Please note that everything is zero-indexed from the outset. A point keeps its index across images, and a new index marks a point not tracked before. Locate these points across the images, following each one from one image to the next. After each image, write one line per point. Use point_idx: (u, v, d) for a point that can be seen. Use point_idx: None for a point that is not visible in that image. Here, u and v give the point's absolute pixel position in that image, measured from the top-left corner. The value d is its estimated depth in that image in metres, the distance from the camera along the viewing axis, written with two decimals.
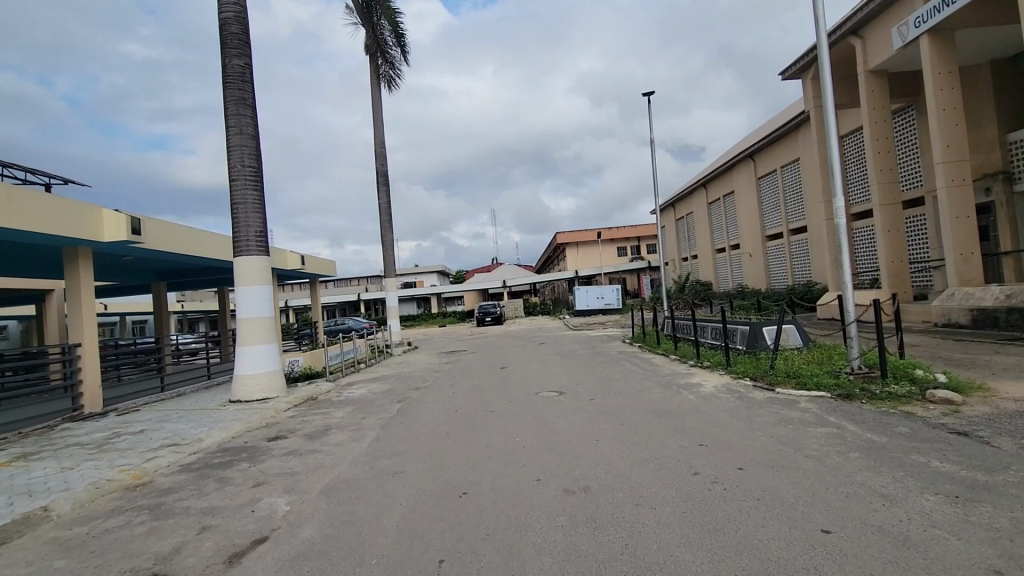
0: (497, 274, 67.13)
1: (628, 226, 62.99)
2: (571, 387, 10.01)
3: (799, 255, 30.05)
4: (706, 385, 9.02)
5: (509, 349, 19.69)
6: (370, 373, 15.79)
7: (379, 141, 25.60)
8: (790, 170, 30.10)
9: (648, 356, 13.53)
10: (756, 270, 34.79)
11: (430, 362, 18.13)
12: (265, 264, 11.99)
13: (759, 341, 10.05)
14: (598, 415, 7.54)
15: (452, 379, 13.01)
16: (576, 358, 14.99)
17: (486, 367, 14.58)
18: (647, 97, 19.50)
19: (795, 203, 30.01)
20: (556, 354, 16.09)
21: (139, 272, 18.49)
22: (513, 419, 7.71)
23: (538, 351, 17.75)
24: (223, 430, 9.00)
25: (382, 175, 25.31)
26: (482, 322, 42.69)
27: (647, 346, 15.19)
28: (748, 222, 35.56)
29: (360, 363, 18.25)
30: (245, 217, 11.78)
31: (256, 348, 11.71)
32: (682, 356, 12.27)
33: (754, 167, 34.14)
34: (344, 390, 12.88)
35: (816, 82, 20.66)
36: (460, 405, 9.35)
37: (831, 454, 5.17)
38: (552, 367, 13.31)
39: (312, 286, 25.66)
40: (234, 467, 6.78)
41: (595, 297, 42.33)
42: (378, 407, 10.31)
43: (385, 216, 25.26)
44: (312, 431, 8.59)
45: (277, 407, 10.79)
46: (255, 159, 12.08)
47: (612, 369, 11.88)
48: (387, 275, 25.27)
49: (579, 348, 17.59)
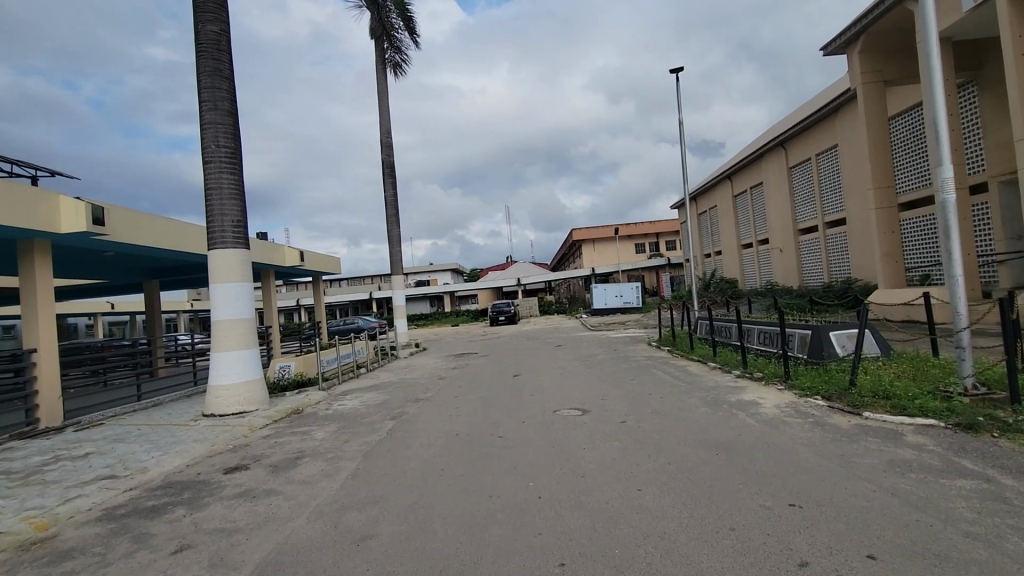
0: (512, 272, 65.53)
1: (647, 222, 60.93)
2: (596, 404, 8.32)
3: (836, 250, 27.91)
4: (766, 404, 7.27)
5: (523, 353, 18.04)
6: (368, 380, 14.28)
7: (384, 131, 24.14)
8: (826, 157, 27.96)
9: (682, 363, 11.78)
10: (787, 266, 32.64)
11: (436, 367, 16.57)
12: (244, 257, 10.54)
13: (824, 348, 8.25)
14: (635, 447, 5.83)
15: (457, 389, 11.40)
16: (599, 363, 13.30)
17: (497, 374, 12.96)
18: (677, 72, 17.58)
19: (832, 193, 27.85)
20: (575, 360, 14.40)
21: (126, 269, 17.23)
22: (525, 452, 6.04)
23: (555, 355, 16.09)
24: (178, 456, 7.50)
25: (388, 167, 23.87)
26: (496, 321, 41.09)
27: (679, 351, 13.45)
28: (779, 215, 33.42)
29: (361, 367, 16.70)
30: (220, 204, 10.31)
31: (233, 353, 10.25)
32: (725, 364, 10.53)
33: (786, 156, 31.99)
34: (335, 401, 11.36)
35: (864, 57, 18.60)
36: (462, 426, 7.71)
37: (1006, 534, 3.40)
38: (572, 375, 11.65)
39: (315, 283, 24.26)
40: (164, 516, 5.24)
41: (614, 295, 40.48)
42: (368, 425, 8.73)
43: (392, 209, 23.82)
44: (281, 458, 7.05)
45: (253, 422, 9.31)
46: (232, 139, 10.59)
47: (643, 380, 10.16)
48: (394, 272, 23.79)
49: (601, 351, 15.88)
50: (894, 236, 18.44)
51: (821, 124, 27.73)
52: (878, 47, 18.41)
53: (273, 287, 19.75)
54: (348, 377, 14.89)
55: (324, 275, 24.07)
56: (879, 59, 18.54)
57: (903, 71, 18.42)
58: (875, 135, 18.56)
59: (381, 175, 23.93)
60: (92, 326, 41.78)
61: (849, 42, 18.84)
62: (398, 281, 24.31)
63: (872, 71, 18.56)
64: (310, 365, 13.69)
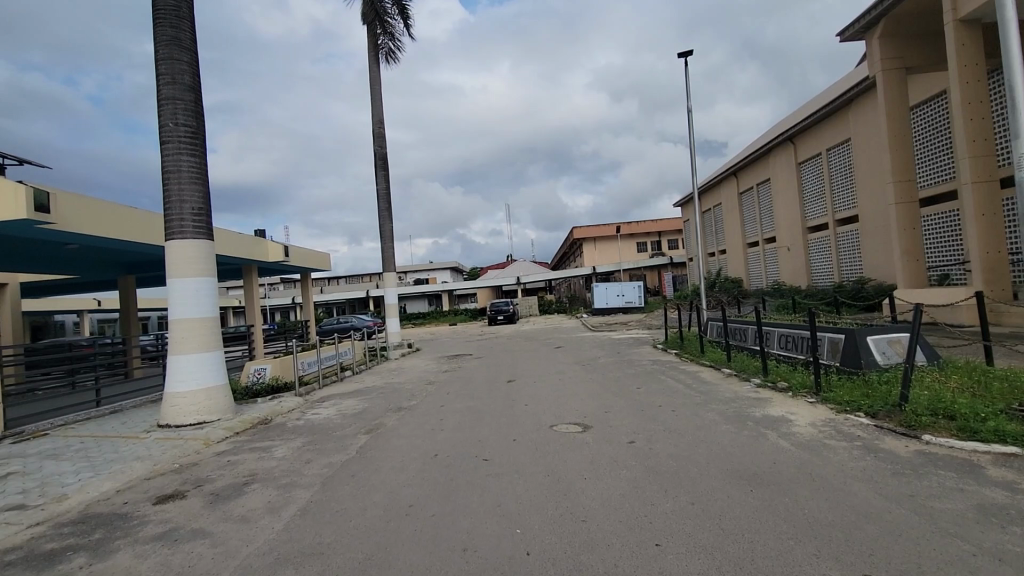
0: (512, 271, 64.47)
1: (650, 220, 59.83)
2: (599, 417, 7.24)
3: (846, 249, 26.83)
4: (799, 422, 6.17)
5: (520, 355, 16.97)
6: (352, 385, 13.21)
7: (377, 121, 23.05)
8: (838, 152, 26.88)
9: (693, 370, 10.68)
10: (795, 265, 31.57)
11: (426, 370, 15.46)
12: (206, 248, 9.49)
13: (862, 357, 7.13)
14: (648, 479, 4.75)
15: (444, 396, 10.30)
16: (601, 368, 12.18)
17: (490, 380, 11.87)
18: (685, 55, 16.46)
19: (844, 189, 26.77)
20: (576, 363, 13.29)
21: (96, 264, 16.17)
22: (513, 484, 4.96)
23: (554, 358, 14.98)
24: (110, 479, 6.41)
25: (380, 159, 22.80)
26: (495, 320, 40.01)
27: (689, 355, 12.36)
28: (787, 212, 32.35)
29: (347, 369, 15.57)
30: (178, 190, 9.24)
31: (192, 357, 9.15)
32: (742, 372, 9.46)
33: (794, 151, 30.90)
34: (310, 409, 10.29)
35: (884, 42, 17.49)
36: (443, 445, 6.61)
37: None
38: (572, 381, 10.54)
39: (303, 280, 23.18)
40: (55, 569, 4.15)
41: (616, 294, 39.39)
42: (338, 439, 7.64)
43: (384, 204, 22.74)
44: (225, 484, 5.96)
45: (210, 435, 8.23)
46: (193, 117, 9.52)
47: (651, 389, 9.04)
48: (386, 269, 22.70)
49: (604, 354, 14.78)
50: (914, 232, 17.34)
51: (833, 117, 26.62)
52: (898, 31, 17.31)
53: (256, 284, 18.66)
54: (330, 381, 13.79)
55: (313, 272, 22.99)
56: (899, 43, 17.44)
57: (926, 56, 17.31)
58: (896, 124, 17.46)
59: (373, 167, 22.85)
60: (81, 323, 40.70)
61: (867, 27, 17.73)
62: (390, 278, 23.17)
63: (892, 57, 17.44)
64: (287, 369, 12.58)
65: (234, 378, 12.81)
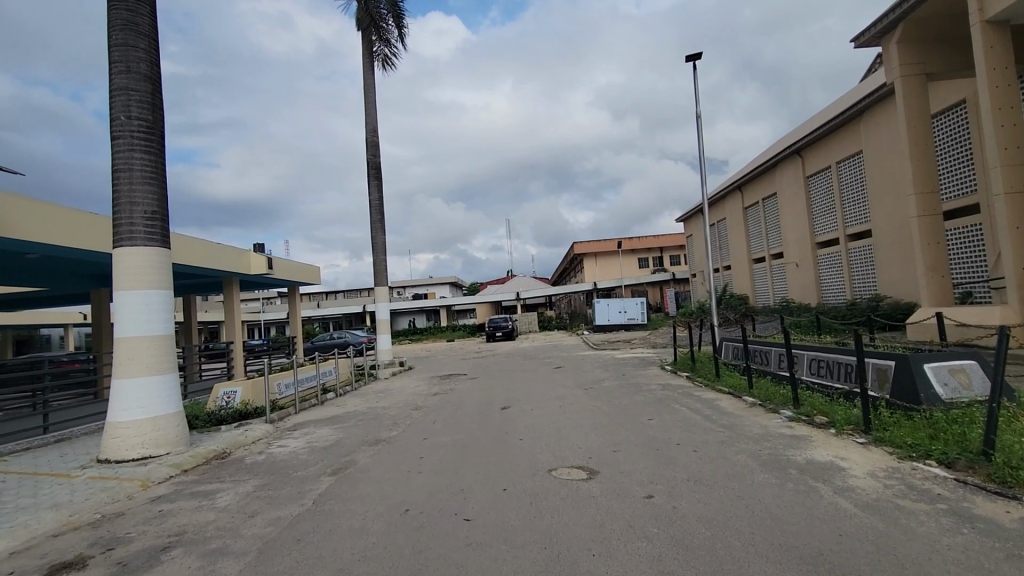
0: (511, 286, 63.41)
1: (651, 236, 58.95)
2: (609, 460, 6.04)
3: (859, 265, 25.76)
4: (856, 471, 5.01)
5: (516, 376, 15.77)
6: (331, 410, 12.00)
7: (370, 130, 22.18)
8: (848, 165, 26.02)
9: (709, 397, 9.49)
10: (804, 282, 30.49)
11: (415, 392, 14.27)
12: (160, 257, 8.41)
13: (920, 390, 5.98)
14: (677, 561, 3.58)
15: (429, 425, 9.11)
16: (606, 393, 11.00)
17: (483, 405, 10.69)
18: (693, 58, 15.54)
19: (855, 203, 25.85)
20: (579, 387, 12.10)
21: (62, 276, 15.05)
22: (500, 563, 3.78)
23: (554, 379, 13.79)
24: (6, 536, 5.21)
25: (373, 169, 21.88)
26: (493, 337, 38.79)
27: (703, 379, 11.18)
28: (794, 227, 31.40)
29: (329, 391, 14.38)
30: (128, 191, 8.21)
31: (139, 381, 7.98)
32: (768, 402, 8.30)
33: (801, 165, 30.05)
34: (277, 440, 9.07)
35: (903, 46, 16.58)
36: (419, 495, 5.42)
37: None
38: (573, 409, 9.35)
39: (291, 293, 22.08)
40: None
41: (617, 310, 38.25)
42: (297, 481, 6.45)
43: (377, 215, 21.77)
44: (141, 548, 4.76)
45: (150, 475, 7.05)
46: (149, 110, 8.53)
47: (665, 421, 7.86)
48: (377, 284, 21.62)
49: (608, 376, 13.59)
50: (939, 247, 16.25)
51: (844, 128, 25.72)
52: (917, 36, 16.44)
53: (235, 298, 17.56)
54: (308, 405, 12.61)
55: (301, 286, 21.88)
56: (919, 48, 16.54)
57: (948, 62, 16.42)
58: (916, 132, 16.49)
59: (365, 177, 21.92)
60: (66, 338, 39.48)
61: (884, 32, 16.87)
62: (382, 292, 21.99)
63: (912, 62, 16.53)
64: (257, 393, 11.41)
65: (202, 401, 11.69)
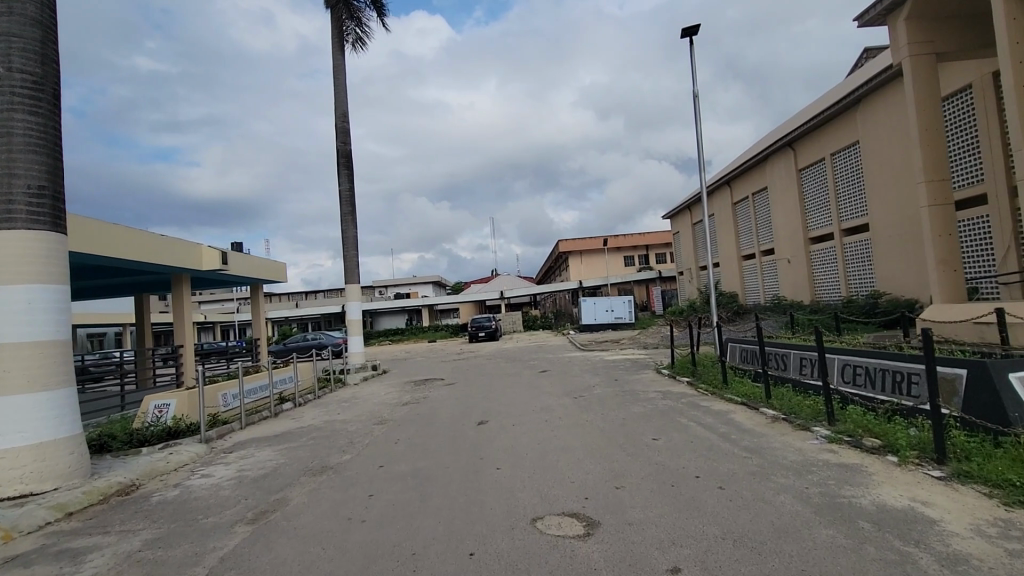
0: (495, 285, 61.95)
1: (637, 234, 57.88)
2: (612, 503, 4.61)
3: (855, 261, 24.82)
4: (954, 528, 3.65)
5: (497, 382, 14.33)
6: (282, 425, 10.42)
7: (340, 114, 20.53)
8: (843, 157, 25.07)
9: (720, 408, 8.15)
10: (796, 278, 29.55)
11: (384, 401, 12.75)
12: (49, 242, 6.79)
13: (1007, 408, 4.69)
14: None
15: (390, 447, 7.62)
16: (599, 403, 9.59)
17: (456, 419, 9.20)
18: (689, 33, 14.23)
19: (850, 196, 24.89)
20: (567, 396, 10.67)
21: None
22: None
23: (539, 387, 12.33)
24: None
25: (343, 157, 20.23)
26: (475, 338, 37.30)
27: (709, 385, 9.84)
28: (786, 222, 30.44)
29: (285, 401, 12.69)
30: (5, 159, 6.56)
31: (17, 400, 6.34)
32: (794, 417, 6.98)
33: (793, 158, 29.09)
34: (203, 466, 7.48)
35: (912, 24, 15.48)
36: (354, 562, 3.93)
37: None
38: (563, 424, 7.92)
39: (254, 290, 20.26)
40: None
41: (604, 309, 36.99)
42: (201, 534, 4.90)
43: (347, 207, 20.12)
44: None
45: (18, 523, 5.45)
46: (36, 61, 6.87)
47: (675, 442, 6.45)
48: (348, 281, 19.99)
49: (599, 382, 12.17)
50: (951, 239, 15.16)
51: (840, 119, 24.75)
52: (927, 13, 15.33)
53: (184, 296, 15.74)
54: (255, 420, 10.90)
55: (266, 283, 20.12)
56: (929, 27, 15.46)
57: (960, 42, 15.34)
58: (927, 116, 15.39)
59: (335, 166, 20.26)
60: None
61: (891, 9, 15.76)
62: (353, 290, 20.16)
63: (921, 42, 15.43)
64: (188, 406, 9.69)
65: (130, 415, 10.05)
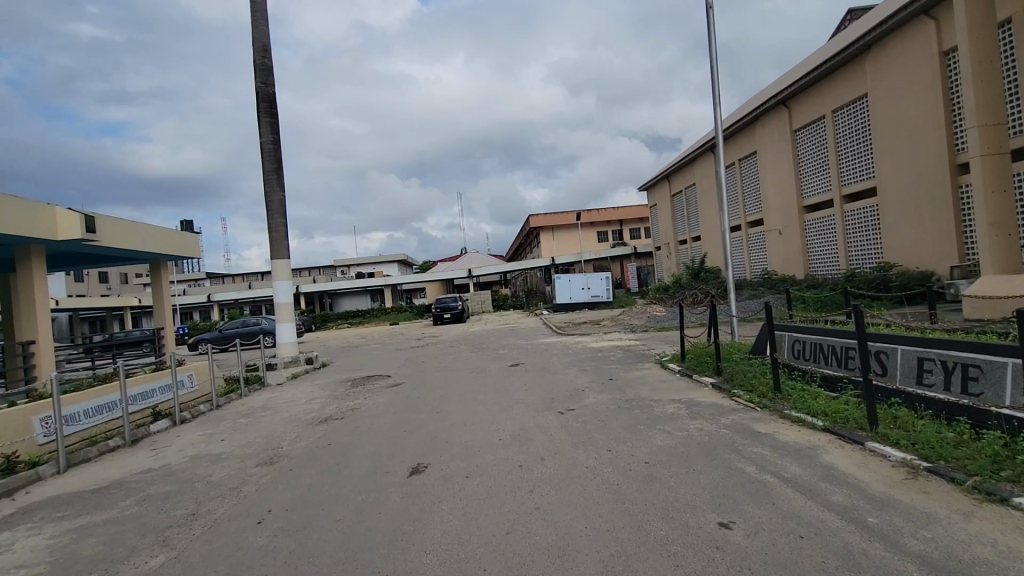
0: (464, 263, 58.39)
1: (610, 208, 55.08)
2: None
3: (856, 231, 22.44)
4: None
5: (455, 382, 11.07)
6: (125, 466, 6.95)
7: (260, 46, 16.54)
8: (847, 113, 22.42)
9: (797, 442, 5.13)
10: (788, 252, 27.18)
11: (300, 413, 9.41)
12: None
13: None
14: None
15: (247, 533, 4.32)
16: (597, 425, 6.44)
17: (382, 460, 5.93)
18: None
19: (854, 158, 22.31)
20: (549, 409, 7.51)
21: None
22: None
23: (508, 392, 9.14)
24: None
25: (264, 101, 16.34)
26: (440, 319, 33.92)
27: (753, 394, 6.82)
28: (776, 189, 27.91)
29: (150, 424, 9.01)
30: None
31: None
32: (956, 472, 4.08)
33: (788, 117, 26.29)
34: None
35: None
36: None
37: None
38: (550, 480, 4.75)
39: (156, 269, 16.31)
40: None
41: (580, 287, 34.01)
42: None
43: (270, 162, 16.29)
44: None
45: None
46: None
47: (773, 541, 3.36)
48: (272, 255, 16.21)
49: (590, 384, 9.02)
50: (1006, 197, 12.56)
51: (846, 69, 21.97)
52: None
53: (37, 275, 11.61)
54: (83, 458, 7.28)
55: (172, 259, 16.21)
56: None
57: None
58: (981, 49, 12.60)
59: (254, 112, 16.35)
60: None
61: None
62: (279, 267, 16.14)
63: None
64: None
65: None
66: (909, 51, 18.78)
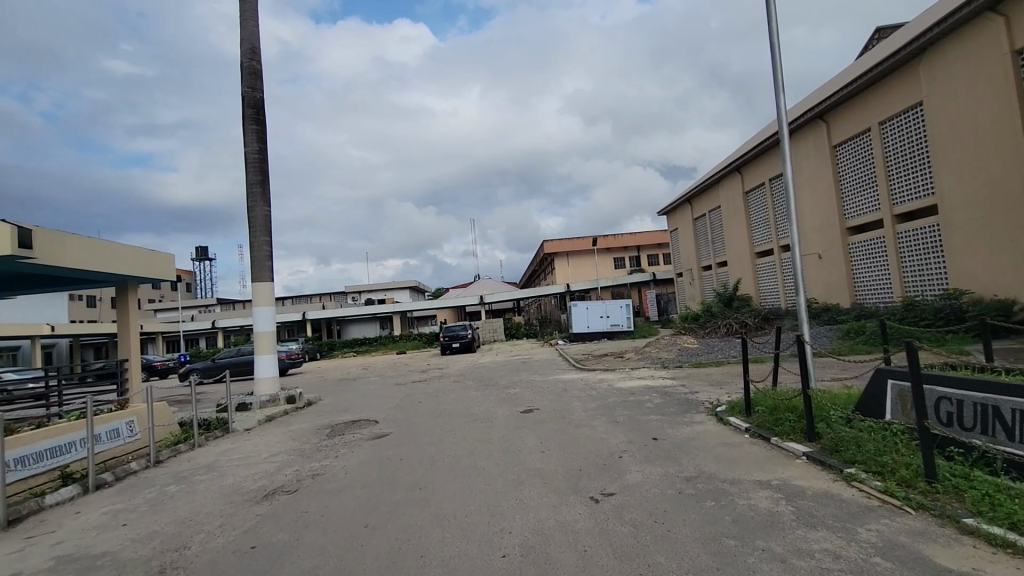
0: (475, 290, 56.59)
1: (628, 233, 52.96)
2: None
3: (912, 254, 19.98)
4: None
5: (452, 434, 8.82)
6: None
7: (249, 48, 15.00)
8: (896, 125, 20.28)
9: None
10: (829, 278, 24.67)
11: (246, 478, 7.22)
12: None
13: None
14: None
15: None
16: (655, 531, 4.11)
17: None
18: None
19: (906, 173, 20.01)
20: (576, 493, 5.21)
21: None
22: None
23: (519, 456, 6.86)
24: None
25: (250, 107, 14.73)
26: (448, 348, 31.78)
27: (891, 482, 4.49)
28: (814, 210, 25.57)
29: (48, 493, 6.88)
30: None
31: None
32: None
33: (826, 132, 24.16)
34: None
35: None
36: None
37: None
38: None
39: (122, 293, 14.42)
40: None
41: (598, 315, 31.63)
42: None
43: (254, 174, 14.52)
44: None
45: None
46: None
47: None
48: (253, 277, 14.31)
49: (629, 449, 6.67)
50: None
51: (895, 76, 19.90)
52: None
53: None
54: None
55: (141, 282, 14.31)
56: None
57: None
58: None
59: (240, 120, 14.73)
60: None
61: None
62: (260, 292, 14.18)
63: None
64: None
65: None
66: (973, 53, 16.71)
